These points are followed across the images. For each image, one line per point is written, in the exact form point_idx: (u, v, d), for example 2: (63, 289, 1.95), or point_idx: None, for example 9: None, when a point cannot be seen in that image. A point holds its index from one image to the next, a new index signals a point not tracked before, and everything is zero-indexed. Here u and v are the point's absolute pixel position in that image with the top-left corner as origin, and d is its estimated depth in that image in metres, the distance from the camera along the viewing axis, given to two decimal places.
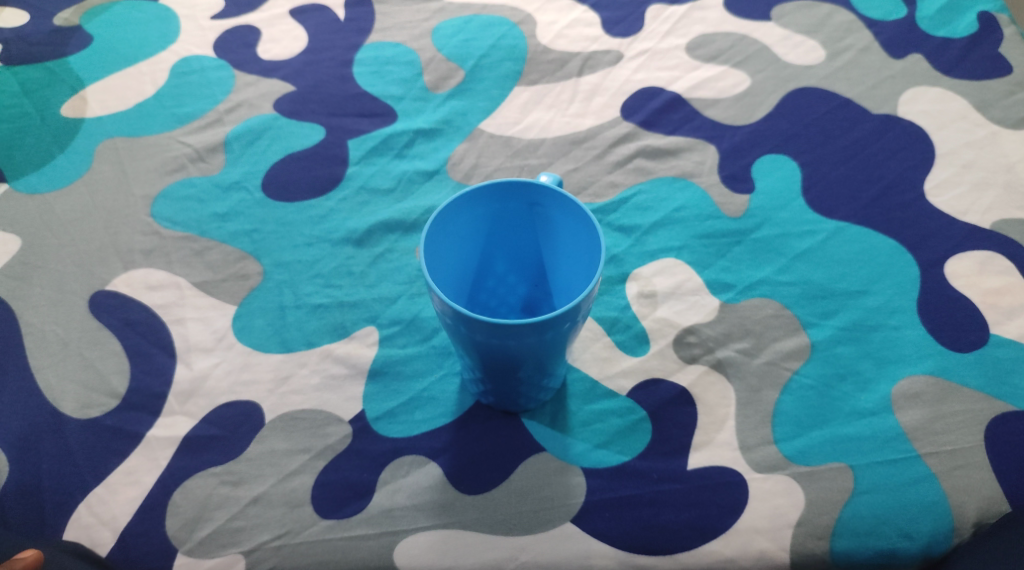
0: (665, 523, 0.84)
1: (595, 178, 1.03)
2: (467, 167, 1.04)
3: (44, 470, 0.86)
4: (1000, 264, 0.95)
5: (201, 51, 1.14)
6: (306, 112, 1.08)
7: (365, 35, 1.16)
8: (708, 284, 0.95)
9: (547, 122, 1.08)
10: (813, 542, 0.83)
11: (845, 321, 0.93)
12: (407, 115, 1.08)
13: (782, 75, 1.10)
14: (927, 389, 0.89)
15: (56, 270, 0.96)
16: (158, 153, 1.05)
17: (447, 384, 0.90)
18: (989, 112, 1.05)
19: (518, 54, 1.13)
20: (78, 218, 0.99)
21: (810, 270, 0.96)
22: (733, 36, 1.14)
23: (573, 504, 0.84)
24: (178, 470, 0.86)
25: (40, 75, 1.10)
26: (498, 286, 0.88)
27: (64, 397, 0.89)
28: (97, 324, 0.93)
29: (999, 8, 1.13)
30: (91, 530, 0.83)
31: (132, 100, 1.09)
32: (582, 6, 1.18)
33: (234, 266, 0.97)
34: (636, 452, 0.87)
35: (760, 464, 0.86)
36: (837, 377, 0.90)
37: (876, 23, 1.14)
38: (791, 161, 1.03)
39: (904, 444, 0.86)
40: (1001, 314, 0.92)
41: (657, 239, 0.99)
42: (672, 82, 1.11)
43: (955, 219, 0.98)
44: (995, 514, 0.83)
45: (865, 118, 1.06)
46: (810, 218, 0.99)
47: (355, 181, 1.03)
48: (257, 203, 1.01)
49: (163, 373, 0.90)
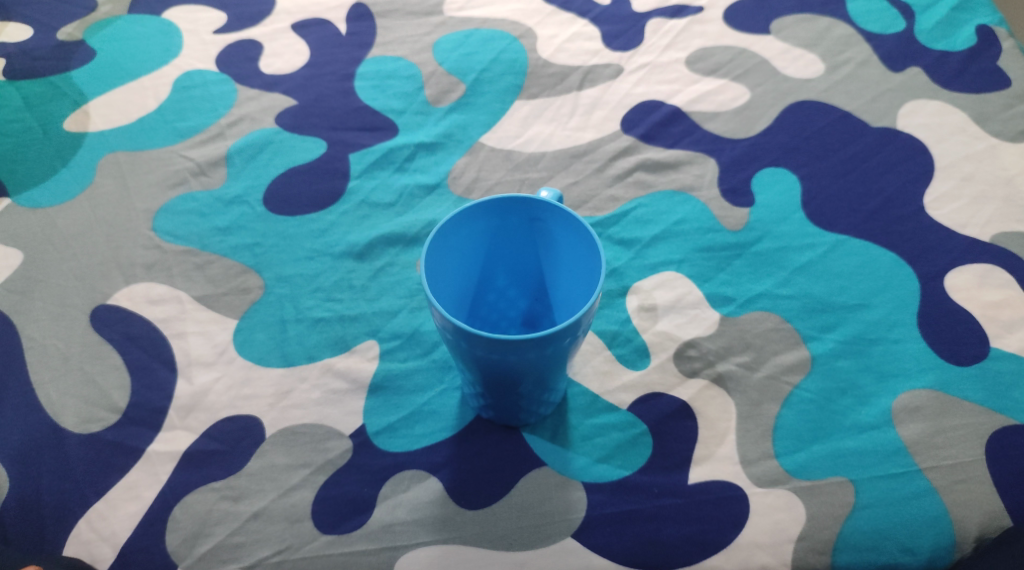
0: (665, 538, 0.84)
1: (596, 191, 1.03)
2: (468, 180, 1.04)
3: (45, 484, 0.86)
4: (1000, 277, 0.95)
5: (204, 65, 1.14)
6: (307, 126, 1.09)
7: (366, 49, 1.16)
8: (708, 298, 0.95)
9: (547, 135, 1.08)
10: (814, 557, 0.83)
11: (845, 334, 0.93)
12: (408, 129, 1.09)
13: (781, 88, 1.11)
14: (928, 403, 0.89)
15: (57, 284, 0.96)
16: (160, 167, 1.05)
17: (448, 398, 0.90)
18: (988, 125, 1.05)
19: (519, 68, 1.14)
20: (80, 232, 1.00)
21: (809, 283, 0.96)
22: (733, 50, 1.14)
23: (574, 518, 0.84)
24: (179, 484, 0.86)
25: (44, 90, 1.11)
26: (499, 299, 0.89)
27: (65, 412, 0.89)
28: (99, 338, 0.93)
29: (998, 21, 1.14)
30: (92, 545, 0.83)
31: (134, 114, 1.09)
32: (582, 20, 1.19)
33: (235, 279, 0.97)
34: (637, 466, 0.87)
35: (761, 478, 0.86)
36: (838, 391, 0.90)
37: (874, 36, 1.14)
38: (791, 175, 1.04)
39: (904, 458, 0.86)
40: (1001, 327, 0.92)
41: (657, 252, 0.99)
42: (672, 96, 1.11)
43: (955, 233, 0.98)
44: (997, 528, 0.83)
45: (864, 131, 1.06)
46: (810, 231, 0.99)
47: (356, 195, 1.03)
48: (258, 217, 1.01)
49: (164, 387, 0.91)
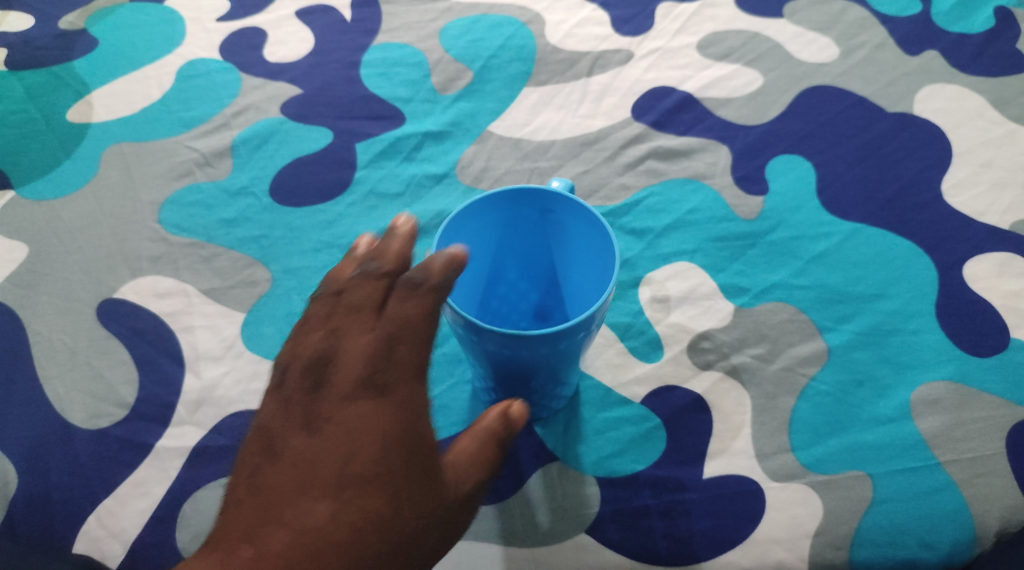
0: (681, 533, 0.83)
1: (606, 180, 1.02)
2: (477, 170, 1.03)
3: (54, 481, 0.85)
4: (1019, 265, 0.93)
5: (208, 54, 1.12)
6: (313, 115, 1.07)
7: (372, 36, 1.14)
8: (723, 288, 0.94)
9: (557, 122, 1.06)
10: (832, 552, 0.81)
11: (861, 325, 0.91)
12: (415, 117, 1.07)
13: (795, 73, 1.09)
14: (947, 395, 0.87)
15: (63, 278, 0.95)
16: (165, 157, 1.03)
17: (458, 392, 0.89)
18: (1006, 109, 1.03)
19: (528, 54, 1.12)
20: (85, 225, 0.98)
21: (825, 273, 0.94)
22: (745, 34, 1.12)
23: (587, 513, 0.83)
24: (189, 481, 0.85)
25: (46, 80, 1.09)
26: (510, 292, 0.87)
27: (72, 408, 0.88)
28: (106, 333, 0.92)
29: (1015, 2, 1.11)
30: (102, 542, 0.83)
31: (138, 104, 1.08)
32: (591, 5, 1.16)
33: (243, 272, 0.96)
34: (652, 460, 0.86)
35: (777, 472, 0.85)
36: (855, 383, 0.88)
37: (889, 19, 1.12)
38: (805, 162, 1.02)
39: (922, 452, 0.85)
40: (1021, 317, 0.90)
41: (670, 242, 0.97)
42: (683, 81, 1.09)
43: (974, 220, 0.96)
44: (1018, 523, 0.82)
45: (880, 117, 1.04)
46: (825, 219, 0.98)
47: (363, 185, 1.02)
48: (265, 209, 1.00)
49: (172, 382, 0.89)
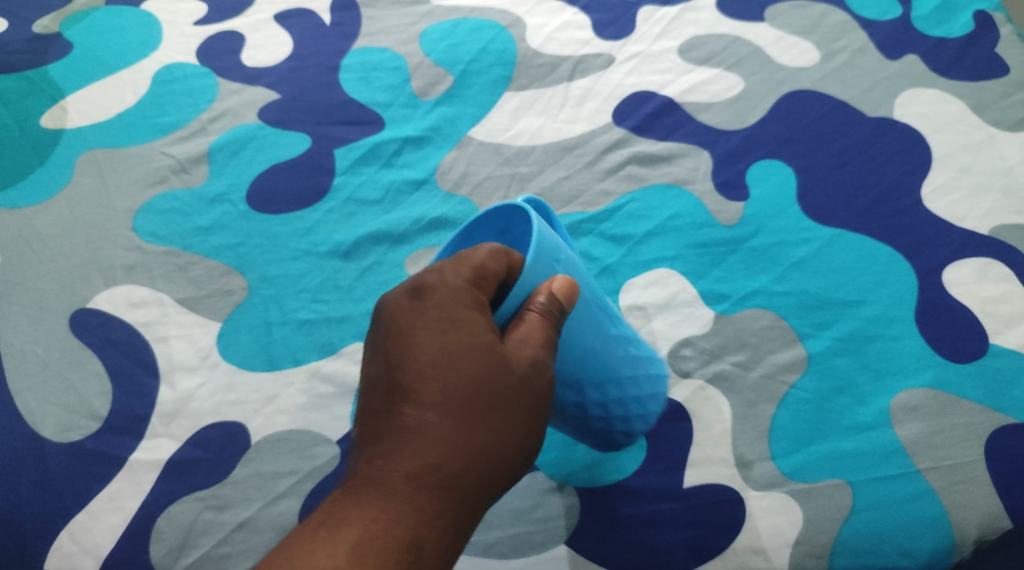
0: (661, 543, 0.83)
1: (586, 186, 1.01)
2: (457, 175, 1.02)
3: (24, 496, 0.84)
4: (999, 271, 0.93)
5: (185, 58, 1.11)
6: (291, 120, 1.06)
7: (352, 40, 1.13)
8: (702, 295, 0.94)
9: (538, 128, 1.05)
10: (812, 562, 0.82)
11: (842, 332, 0.91)
12: (394, 122, 1.06)
13: (776, 77, 1.08)
14: (926, 402, 0.87)
15: (35, 288, 0.94)
16: (140, 164, 1.02)
17: None
18: (986, 114, 1.03)
19: (508, 59, 1.10)
20: (58, 233, 0.97)
21: (805, 279, 0.94)
22: (727, 38, 1.11)
23: (566, 525, 0.84)
24: (162, 494, 0.85)
25: (20, 85, 1.08)
26: None
27: (45, 420, 0.87)
28: (79, 344, 0.91)
29: (996, 6, 1.10)
30: (74, 558, 0.83)
31: (113, 110, 1.06)
32: (572, 8, 1.15)
33: (218, 281, 0.95)
34: (631, 470, 0.86)
35: (758, 481, 0.85)
36: (835, 391, 0.88)
37: (870, 23, 1.11)
38: (786, 167, 1.01)
39: (902, 459, 0.85)
40: (1000, 323, 0.90)
41: (650, 249, 0.97)
42: (664, 86, 1.08)
43: (953, 225, 0.96)
44: (997, 530, 0.82)
45: (861, 121, 1.04)
46: (806, 225, 0.97)
47: (342, 192, 1.01)
48: (241, 216, 0.99)
49: (147, 394, 0.89)
